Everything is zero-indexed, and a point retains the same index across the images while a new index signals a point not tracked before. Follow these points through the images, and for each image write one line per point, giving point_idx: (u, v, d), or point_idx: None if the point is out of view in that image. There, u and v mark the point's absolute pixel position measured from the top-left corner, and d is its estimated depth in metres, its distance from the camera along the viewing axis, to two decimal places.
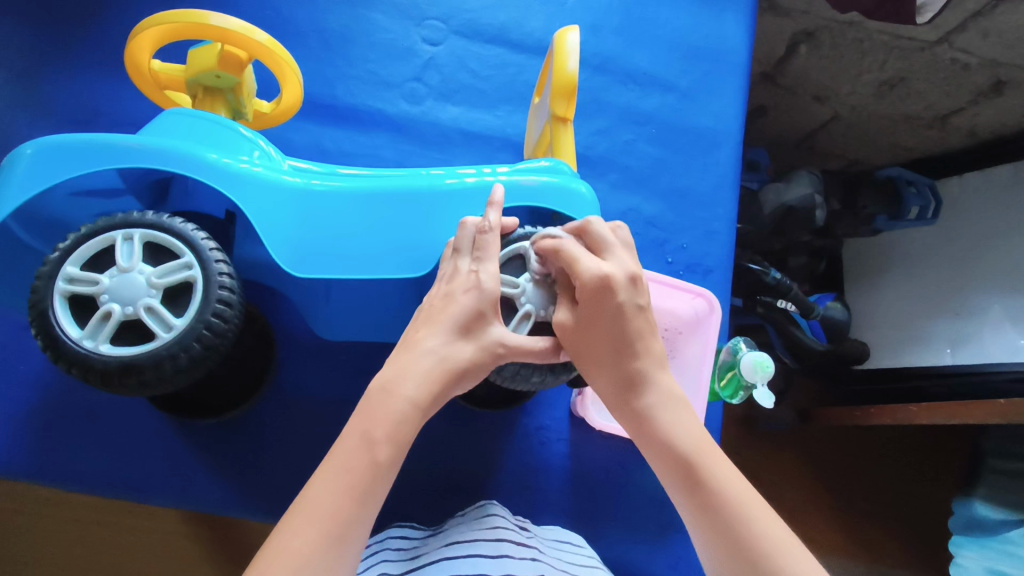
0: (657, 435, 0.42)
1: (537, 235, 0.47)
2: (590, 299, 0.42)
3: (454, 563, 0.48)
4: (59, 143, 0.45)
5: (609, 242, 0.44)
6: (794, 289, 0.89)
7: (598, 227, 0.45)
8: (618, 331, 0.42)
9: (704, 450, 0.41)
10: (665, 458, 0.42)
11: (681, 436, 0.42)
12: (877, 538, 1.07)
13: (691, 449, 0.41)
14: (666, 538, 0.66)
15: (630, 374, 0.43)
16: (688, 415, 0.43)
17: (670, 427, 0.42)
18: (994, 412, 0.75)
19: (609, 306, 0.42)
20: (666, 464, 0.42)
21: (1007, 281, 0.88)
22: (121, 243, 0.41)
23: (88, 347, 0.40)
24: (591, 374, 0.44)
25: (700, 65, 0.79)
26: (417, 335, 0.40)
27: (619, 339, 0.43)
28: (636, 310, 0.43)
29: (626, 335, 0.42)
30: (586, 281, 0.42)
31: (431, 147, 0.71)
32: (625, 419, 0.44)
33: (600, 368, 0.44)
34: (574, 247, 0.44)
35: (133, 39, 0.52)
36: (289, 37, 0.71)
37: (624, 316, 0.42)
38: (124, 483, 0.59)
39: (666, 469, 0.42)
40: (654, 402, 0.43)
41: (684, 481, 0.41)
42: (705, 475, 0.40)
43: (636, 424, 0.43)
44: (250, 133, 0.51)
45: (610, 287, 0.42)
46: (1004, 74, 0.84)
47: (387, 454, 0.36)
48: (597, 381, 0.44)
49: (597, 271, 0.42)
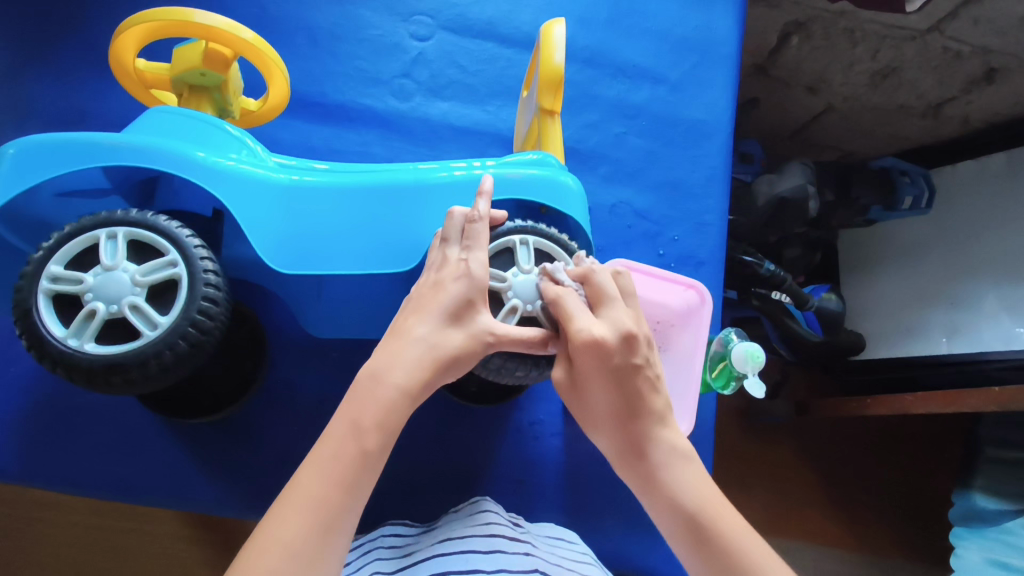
0: (661, 492, 0.43)
1: (543, 270, 0.46)
2: (587, 363, 0.42)
3: (446, 560, 0.48)
4: (41, 143, 0.44)
5: (611, 294, 0.43)
6: (789, 281, 0.88)
7: (601, 277, 0.44)
8: (617, 392, 0.43)
9: (705, 502, 0.42)
10: (670, 515, 0.43)
11: (683, 490, 0.43)
12: (875, 528, 1.07)
13: (691, 502, 0.42)
14: (662, 531, 0.66)
15: (635, 435, 0.44)
16: (689, 470, 0.44)
17: (672, 483, 0.43)
18: (990, 401, 0.75)
19: (606, 371, 0.42)
20: (668, 518, 0.43)
21: (1001, 270, 0.88)
22: (105, 241, 0.41)
23: (73, 345, 0.39)
24: (598, 429, 0.46)
25: (690, 57, 0.79)
26: (407, 323, 0.40)
27: (624, 402, 0.43)
28: (632, 371, 0.42)
29: (630, 398, 0.43)
30: (576, 344, 0.41)
31: (420, 143, 0.71)
32: (629, 473, 0.45)
33: (605, 429, 0.45)
34: (572, 301, 0.43)
35: (116, 38, 0.52)
36: (275, 34, 0.71)
37: (621, 379, 0.42)
38: (117, 484, 0.59)
39: (668, 523, 0.43)
40: (658, 459, 0.44)
41: (684, 537, 0.42)
42: (710, 531, 0.41)
43: (638, 480, 0.45)
44: (237, 131, 0.51)
45: (620, 346, 0.41)
46: (995, 62, 0.84)
47: (375, 443, 0.36)
48: (602, 436, 0.46)
49: (596, 332, 0.41)
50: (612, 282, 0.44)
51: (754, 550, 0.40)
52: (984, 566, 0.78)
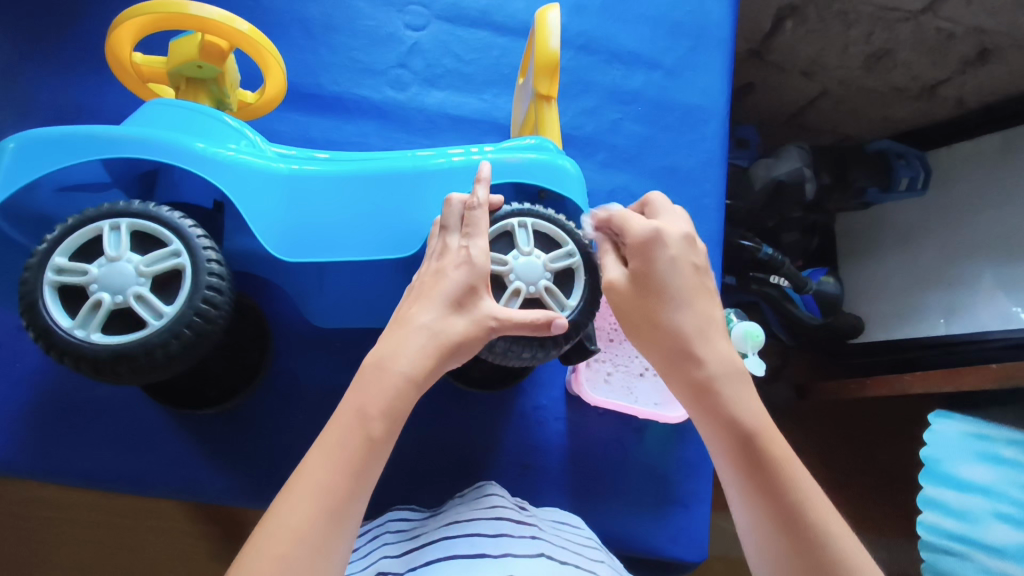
0: (715, 413, 0.43)
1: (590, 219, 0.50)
2: (642, 255, 0.44)
3: (453, 542, 0.49)
4: (43, 136, 0.45)
5: (659, 209, 0.48)
6: (787, 264, 0.89)
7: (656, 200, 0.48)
8: (668, 294, 0.44)
9: (762, 432, 0.42)
10: (725, 438, 0.43)
11: (742, 418, 0.42)
12: (876, 508, 1.08)
13: (750, 430, 0.42)
14: (665, 513, 0.67)
15: (683, 345, 0.43)
16: (743, 388, 0.43)
17: (728, 404, 0.43)
18: (988, 378, 0.76)
19: (664, 260, 0.44)
20: (718, 430, 0.43)
21: (997, 249, 0.88)
22: (108, 232, 0.41)
23: (79, 336, 0.40)
24: (646, 340, 0.45)
25: (684, 41, 0.79)
26: (411, 311, 0.40)
27: (673, 300, 0.44)
28: (681, 263, 0.44)
29: (670, 304, 0.43)
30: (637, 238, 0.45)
31: (418, 133, 0.71)
32: (676, 383, 0.45)
33: (655, 338, 0.44)
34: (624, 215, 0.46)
35: (113, 33, 0.52)
36: (269, 27, 0.71)
37: (667, 277, 0.44)
38: (124, 477, 0.60)
39: (718, 434, 0.43)
40: (714, 373, 0.43)
41: (731, 447, 0.42)
42: (755, 447, 0.42)
43: (687, 389, 0.44)
44: (235, 123, 0.51)
45: (657, 242, 0.44)
46: (989, 42, 0.84)
47: (382, 430, 0.37)
48: (651, 348, 0.45)
49: (646, 226, 0.45)
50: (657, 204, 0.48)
51: (790, 475, 0.41)
52: (964, 440, 0.79)
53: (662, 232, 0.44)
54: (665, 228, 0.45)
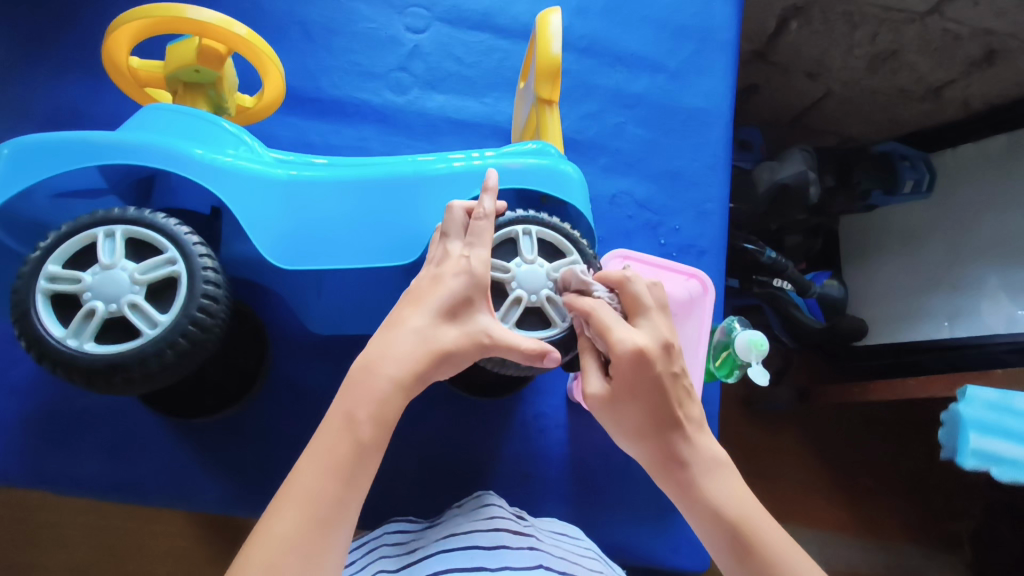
0: (702, 509, 0.42)
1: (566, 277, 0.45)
2: (628, 375, 0.40)
3: (450, 556, 0.48)
4: (37, 143, 0.44)
5: (646, 305, 0.42)
6: (791, 266, 0.89)
7: (636, 287, 0.43)
8: (651, 406, 0.41)
9: (749, 513, 0.41)
10: (714, 529, 0.41)
11: (728, 506, 0.41)
12: (879, 514, 1.07)
13: (735, 516, 0.41)
14: (667, 523, 0.66)
15: (670, 438, 0.42)
16: (728, 479, 0.42)
17: (713, 496, 0.41)
18: (994, 384, 0.74)
19: (648, 382, 0.40)
20: (714, 532, 0.41)
21: (1003, 254, 0.87)
22: (102, 240, 0.41)
23: (72, 345, 0.39)
24: (633, 441, 0.44)
25: (688, 44, 0.78)
26: (402, 315, 0.40)
27: (653, 410, 0.42)
28: (670, 378, 0.41)
29: (665, 406, 0.41)
30: (619, 357, 0.40)
31: (418, 137, 0.70)
32: (668, 486, 0.43)
33: (642, 437, 0.43)
34: (606, 314, 0.41)
35: (109, 38, 0.52)
36: (268, 30, 0.70)
37: (663, 386, 0.41)
38: (120, 486, 0.59)
39: (714, 537, 0.41)
40: (696, 468, 0.42)
41: (732, 548, 0.40)
42: (752, 540, 0.40)
43: (678, 492, 0.43)
44: (235, 128, 0.51)
45: (640, 363, 0.40)
46: (996, 43, 0.83)
47: (371, 434, 0.36)
48: (635, 446, 0.44)
49: (630, 345, 0.40)
50: (647, 293, 0.43)
51: (789, 554, 0.39)
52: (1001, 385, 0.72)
53: (647, 351, 0.40)
54: (648, 342, 0.41)
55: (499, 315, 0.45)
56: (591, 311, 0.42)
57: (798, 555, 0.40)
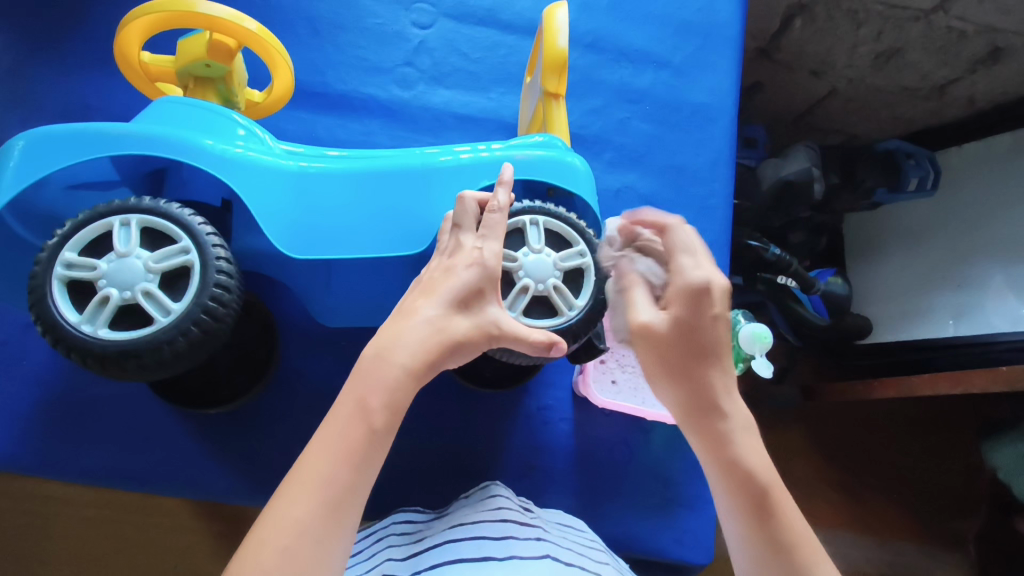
0: (732, 464, 0.41)
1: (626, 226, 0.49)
2: (689, 302, 0.40)
3: (458, 545, 0.49)
4: (52, 134, 0.45)
5: (713, 253, 0.44)
6: (795, 264, 0.89)
7: (701, 238, 0.45)
8: (700, 347, 0.41)
9: (774, 479, 0.41)
10: (737, 485, 0.41)
11: (756, 466, 0.41)
12: (883, 511, 1.07)
13: (763, 478, 0.41)
14: (672, 515, 0.66)
15: (708, 385, 0.41)
16: (760, 447, 0.42)
17: (743, 456, 0.41)
18: (998, 380, 0.75)
19: (706, 317, 0.40)
20: (738, 490, 0.41)
21: (1007, 252, 0.87)
22: (118, 228, 0.41)
23: (87, 331, 0.40)
24: (668, 382, 0.43)
25: (692, 40, 0.79)
26: (415, 303, 0.40)
27: (701, 349, 0.41)
28: (728, 324, 0.41)
29: (713, 349, 0.41)
30: (685, 284, 0.41)
31: (424, 131, 0.71)
32: (696, 434, 0.42)
33: (683, 377, 0.42)
34: (674, 250, 0.43)
35: (121, 33, 0.53)
36: (276, 25, 0.71)
37: (718, 326, 0.41)
38: (129, 475, 0.60)
39: (733, 495, 0.41)
40: (731, 427, 0.41)
41: (751, 508, 0.40)
42: (776, 508, 0.40)
43: (707, 440, 0.42)
44: (245, 121, 0.52)
45: (701, 297, 0.40)
46: (1001, 40, 0.83)
47: (382, 421, 0.37)
48: (671, 390, 0.43)
49: (698, 276, 0.41)
50: (709, 248, 0.45)
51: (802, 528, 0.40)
52: None
53: (713, 287, 0.40)
54: (715, 277, 0.41)
55: (506, 304, 0.46)
56: (672, 229, 0.45)
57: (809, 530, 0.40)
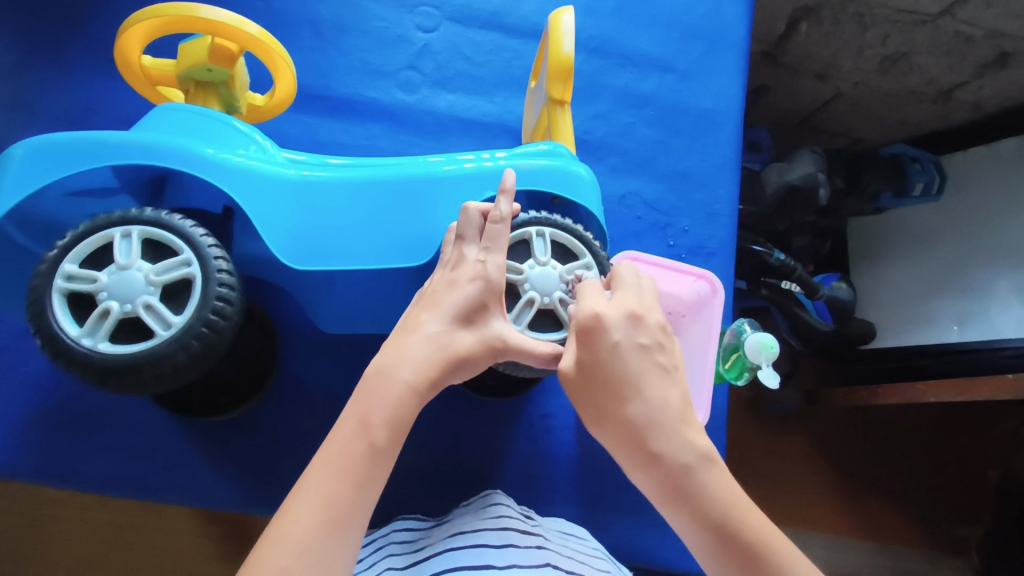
0: (690, 508, 0.36)
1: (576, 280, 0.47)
2: (587, 342, 0.39)
3: (459, 553, 0.48)
4: (52, 143, 0.44)
5: (624, 281, 0.42)
6: (799, 270, 0.88)
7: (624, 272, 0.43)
8: (614, 382, 0.38)
9: (740, 518, 0.36)
10: (702, 534, 0.36)
11: (715, 508, 0.36)
12: (885, 517, 1.07)
13: (724, 520, 0.36)
14: (675, 525, 0.66)
15: (641, 424, 0.37)
16: (719, 474, 0.37)
17: (700, 499, 0.36)
18: (1003, 389, 0.74)
19: (607, 351, 0.38)
20: (703, 538, 0.36)
21: (1013, 258, 0.87)
22: (119, 240, 0.41)
23: (87, 345, 0.39)
24: (606, 431, 0.38)
25: (698, 44, 0.78)
26: (418, 318, 0.40)
27: (617, 386, 0.38)
28: (638, 350, 0.38)
29: (634, 382, 0.37)
30: (581, 324, 0.39)
31: (427, 136, 0.70)
32: (650, 487, 0.37)
33: (613, 424, 0.38)
34: (585, 291, 0.41)
35: (121, 36, 0.52)
36: (278, 28, 0.70)
37: (624, 357, 0.38)
38: (129, 482, 0.59)
39: (703, 543, 0.36)
40: (680, 464, 0.36)
41: (723, 554, 0.35)
42: (744, 543, 0.35)
43: (661, 491, 0.37)
44: (246, 127, 0.51)
45: (597, 328, 0.39)
46: (1008, 45, 0.83)
47: (386, 440, 0.36)
48: (610, 444, 0.38)
49: (591, 311, 0.39)
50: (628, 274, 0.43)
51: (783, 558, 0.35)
52: None
53: (603, 320, 0.39)
54: (606, 311, 0.39)
55: (511, 317, 0.46)
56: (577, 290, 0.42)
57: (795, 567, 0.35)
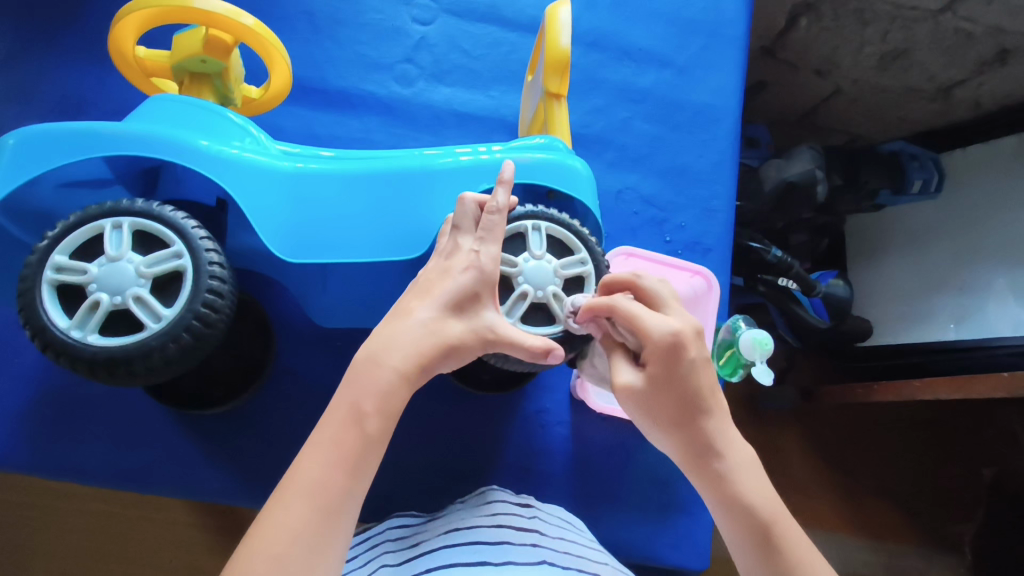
0: (733, 504, 0.41)
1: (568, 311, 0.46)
2: (663, 359, 0.40)
3: (454, 551, 0.48)
4: (44, 132, 0.44)
5: (664, 296, 0.42)
6: (797, 266, 0.87)
7: (652, 281, 0.43)
8: (684, 398, 0.40)
9: (779, 513, 0.41)
10: (740, 525, 0.41)
11: (760, 505, 0.40)
12: (880, 514, 1.07)
13: (768, 517, 0.40)
14: (669, 519, 0.66)
15: (699, 431, 0.41)
16: (758, 477, 0.42)
17: (743, 494, 0.41)
18: (998, 387, 0.74)
19: (683, 367, 0.40)
20: (743, 529, 0.40)
21: (1011, 256, 0.87)
22: (110, 231, 0.41)
23: (75, 337, 0.39)
24: (663, 431, 0.42)
25: (697, 39, 0.78)
26: (410, 305, 0.40)
27: (688, 401, 0.41)
28: (705, 366, 0.41)
29: (695, 397, 0.40)
30: (656, 340, 0.40)
31: (424, 130, 0.70)
32: (697, 478, 0.42)
33: (672, 428, 0.41)
34: (634, 303, 0.41)
35: (115, 27, 0.52)
36: (274, 20, 0.70)
37: (697, 374, 0.40)
38: (122, 474, 0.59)
39: (741, 535, 0.41)
40: (730, 465, 0.41)
41: (758, 547, 0.40)
42: (782, 540, 0.40)
43: (709, 485, 0.41)
44: (241, 120, 0.51)
45: (678, 349, 0.40)
46: (1008, 42, 0.82)
47: (377, 430, 0.36)
48: (666, 439, 0.42)
49: (667, 329, 0.40)
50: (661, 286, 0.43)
51: (802, 547, 0.40)
52: None
53: (683, 336, 0.40)
54: (683, 326, 0.40)
55: (503, 308, 0.46)
56: (614, 303, 0.41)
57: (817, 559, 0.40)
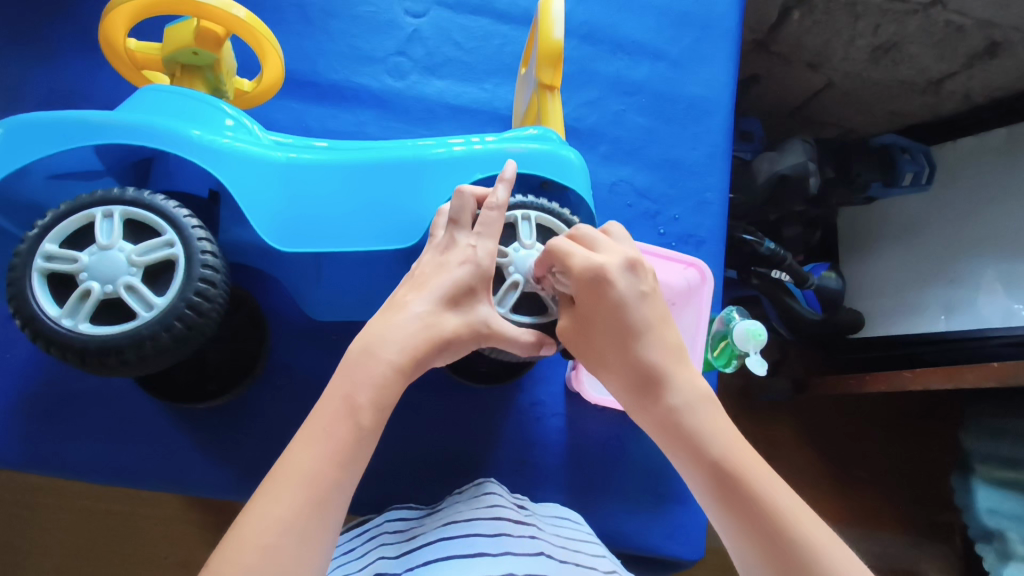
0: (683, 442, 0.41)
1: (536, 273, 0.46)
2: (586, 293, 0.42)
3: (451, 543, 0.48)
4: (33, 121, 0.44)
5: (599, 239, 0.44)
6: (789, 259, 0.88)
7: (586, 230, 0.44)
8: (621, 329, 0.42)
9: (735, 454, 0.40)
10: (694, 465, 0.40)
11: (710, 441, 0.40)
12: (872, 504, 1.08)
13: (722, 456, 0.40)
14: (663, 510, 0.66)
15: (636, 366, 0.42)
16: (711, 413, 0.41)
17: (697, 432, 0.41)
18: (988, 376, 0.75)
19: (607, 301, 0.41)
20: (699, 471, 0.40)
21: (1000, 247, 0.87)
22: (100, 220, 0.40)
23: (67, 325, 0.39)
24: (607, 374, 0.44)
25: (690, 31, 0.78)
26: (405, 299, 0.40)
27: (623, 335, 0.42)
28: (638, 297, 0.42)
29: (630, 330, 0.41)
30: (579, 276, 0.41)
31: (417, 123, 0.70)
32: (648, 421, 0.43)
33: (612, 367, 0.43)
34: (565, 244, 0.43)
35: (105, 19, 0.51)
36: (267, 12, 0.69)
37: (627, 307, 0.41)
38: (115, 468, 0.59)
39: (700, 477, 0.40)
40: (675, 403, 0.41)
41: (719, 489, 0.39)
42: (737, 477, 0.39)
43: (658, 426, 0.42)
44: (234, 111, 0.50)
45: (602, 282, 0.41)
46: (999, 35, 0.83)
47: (370, 419, 0.36)
48: (613, 382, 0.44)
49: (590, 264, 0.41)
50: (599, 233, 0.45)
51: (766, 483, 0.38)
52: None
53: (609, 271, 0.41)
54: (610, 261, 0.42)
55: (495, 299, 0.46)
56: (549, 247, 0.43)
57: (785, 498, 0.38)
